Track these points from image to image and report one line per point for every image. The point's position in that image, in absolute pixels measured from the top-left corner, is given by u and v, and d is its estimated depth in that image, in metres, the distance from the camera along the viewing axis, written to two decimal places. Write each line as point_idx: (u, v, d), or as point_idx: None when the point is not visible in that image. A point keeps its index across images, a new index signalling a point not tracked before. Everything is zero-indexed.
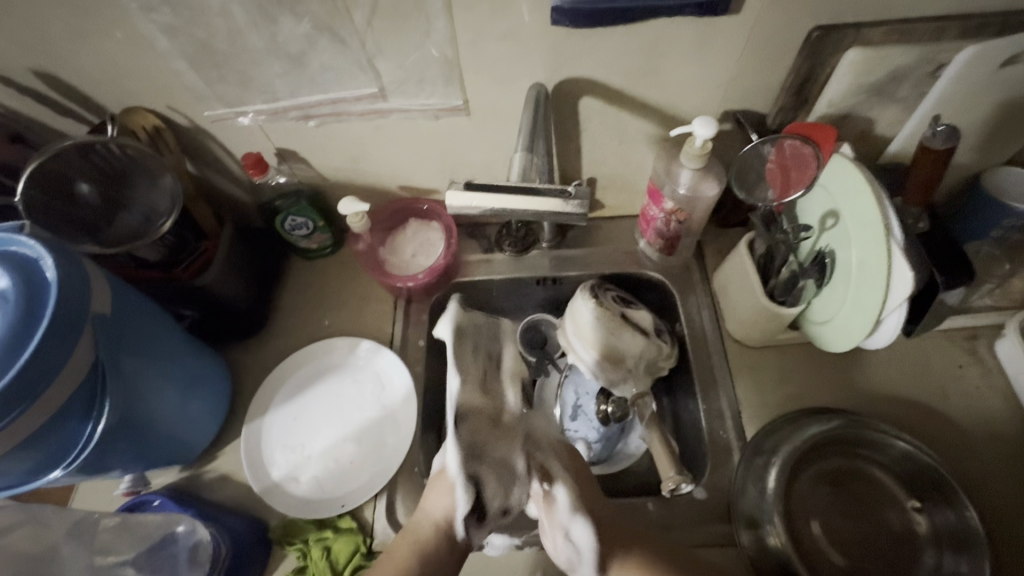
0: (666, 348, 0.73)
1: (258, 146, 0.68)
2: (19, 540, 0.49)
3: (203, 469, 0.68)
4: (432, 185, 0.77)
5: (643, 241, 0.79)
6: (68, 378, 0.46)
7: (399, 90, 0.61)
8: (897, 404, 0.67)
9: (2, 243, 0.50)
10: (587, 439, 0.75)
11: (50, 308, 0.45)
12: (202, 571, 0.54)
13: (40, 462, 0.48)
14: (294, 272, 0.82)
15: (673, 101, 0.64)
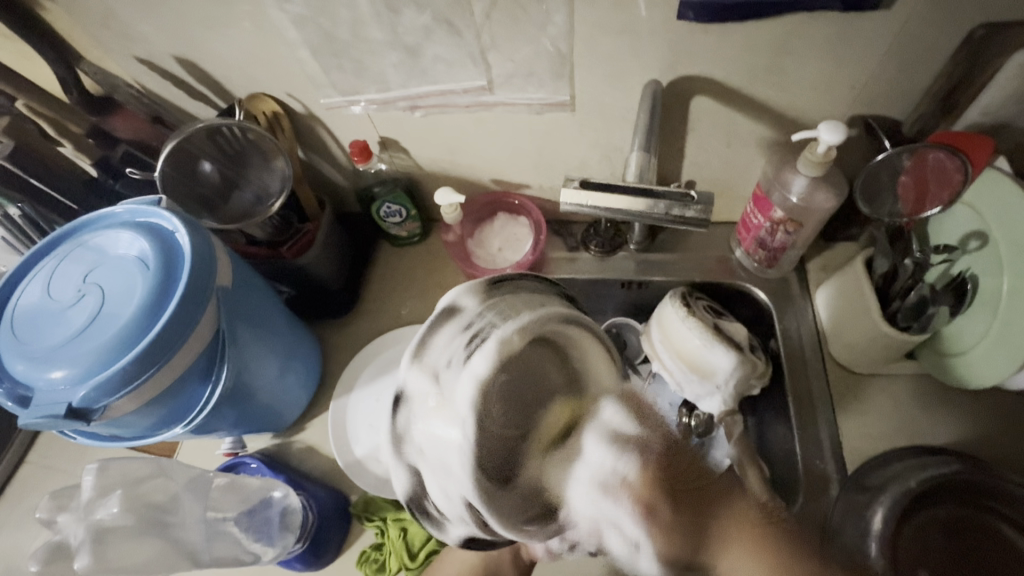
0: (760, 366, 0.68)
1: (365, 134, 0.70)
2: (150, 491, 0.51)
3: (292, 439, 0.72)
4: (524, 180, 0.76)
5: (740, 250, 0.75)
6: (196, 342, 0.50)
7: (507, 84, 0.61)
8: None
9: (142, 214, 0.54)
10: None
11: (185, 276, 0.49)
12: (292, 536, 0.58)
13: (164, 417, 0.52)
14: (382, 257, 0.85)
15: (795, 103, 0.59)
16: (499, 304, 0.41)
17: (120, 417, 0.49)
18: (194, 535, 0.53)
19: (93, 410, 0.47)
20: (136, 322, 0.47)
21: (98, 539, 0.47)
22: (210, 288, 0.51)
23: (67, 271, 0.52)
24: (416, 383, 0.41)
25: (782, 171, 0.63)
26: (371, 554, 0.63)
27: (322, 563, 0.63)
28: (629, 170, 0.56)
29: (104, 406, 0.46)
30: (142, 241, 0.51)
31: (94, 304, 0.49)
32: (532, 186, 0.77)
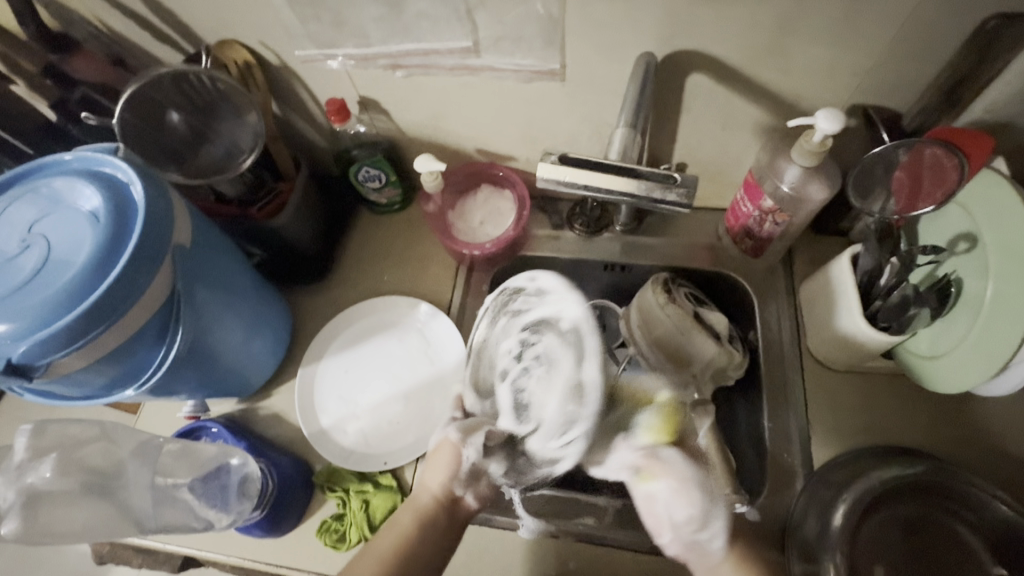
0: (738, 357, 0.67)
1: (343, 93, 0.66)
2: (91, 453, 0.50)
3: (258, 405, 0.71)
4: (511, 152, 0.73)
5: (727, 238, 0.74)
6: (146, 304, 0.47)
7: (494, 47, 0.57)
8: (995, 455, 0.60)
9: (96, 164, 0.51)
10: None
11: (137, 231, 0.46)
12: (249, 504, 0.56)
13: (114, 379, 0.50)
14: (360, 224, 0.82)
15: (795, 88, 0.56)
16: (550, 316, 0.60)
17: (66, 376, 0.46)
18: (142, 501, 0.52)
19: (35, 367, 0.44)
20: (83, 277, 0.44)
21: (29, 500, 0.47)
22: (165, 245, 0.48)
23: (14, 221, 0.48)
24: (442, 430, 0.61)
25: (775, 159, 0.61)
26: (331, 524, 0.62)
27: (281, 531, 0.62)
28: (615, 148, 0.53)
29: (47, 363, 0.44)
30: (94, 194, 0.48)
31: (38, 257, 0.46)
32: (519, 159, 0.74)
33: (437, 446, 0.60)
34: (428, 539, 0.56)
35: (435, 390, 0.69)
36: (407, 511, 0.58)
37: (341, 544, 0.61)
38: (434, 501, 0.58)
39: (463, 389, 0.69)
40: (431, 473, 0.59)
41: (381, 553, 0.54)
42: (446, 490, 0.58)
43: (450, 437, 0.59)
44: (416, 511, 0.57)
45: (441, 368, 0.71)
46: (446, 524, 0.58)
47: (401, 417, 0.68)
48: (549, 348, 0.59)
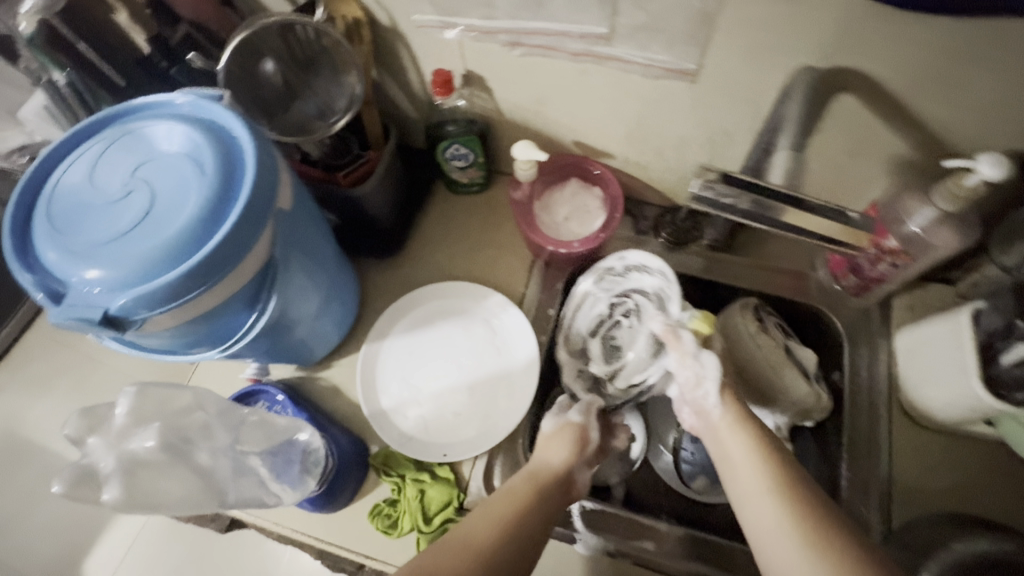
0: (824, 400, 0.64)
1: (450, 64, 0.63)
2: (181, 420, 0.47)
3: (317, 374, 0.69)
4: (610, 148, 0.69)
5: (825, 270, 0.70)
6: (246, 268, 0.45)
7: (630, 36, 0.53)
8: None
9: (202, 111, 0.48)
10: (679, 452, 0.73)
11: (245, 191, 0.44)
12: (309, 481, 0.55)
13: (201, 339, 0.48)
14: (436, 201, 0.79)
15: (952, 126, 0.52)
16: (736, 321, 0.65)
17: (158, 331, 0.45)
18: (222, 471, 0.49)
19: (129, 321, 0.42)
20: (189, 235, 0.42)
21: (129, 468, 0.43)
22: (271, 208, 0.45)
23: (116, 160, 0.46)
24: (556, 415, 0.63)
25: (905, 197, 0.56)
26: (384, 509, 0.61)
27: (333, 507, 0.61)
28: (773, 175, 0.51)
29: (143, 318, 0.42)
30: (200, 143, 0.45)
31: (143, 206, 0.43)
32: (617, 156, 0.70)
33: (550, 430, 0.60)
34: (548, 496, 0.51)
35: (501, 387, 0.67)
36: (520, 476, 0.53)
37: (392, 531, 0.60)
38: (555, 474, 0.54)
39: (530, 390, 0.66)
40: (553, 448, 0.57)
41: (501, 516, 0.47)
42: (568, 466, 0.55)
43: (573, 420, 0.61)
44: (529, 474, 0.53)
45: (509, 366, 0.68)
46: (561, 496, 0.53)
47: (464, 409, 0.66)
48: (639, 305, 0.69)
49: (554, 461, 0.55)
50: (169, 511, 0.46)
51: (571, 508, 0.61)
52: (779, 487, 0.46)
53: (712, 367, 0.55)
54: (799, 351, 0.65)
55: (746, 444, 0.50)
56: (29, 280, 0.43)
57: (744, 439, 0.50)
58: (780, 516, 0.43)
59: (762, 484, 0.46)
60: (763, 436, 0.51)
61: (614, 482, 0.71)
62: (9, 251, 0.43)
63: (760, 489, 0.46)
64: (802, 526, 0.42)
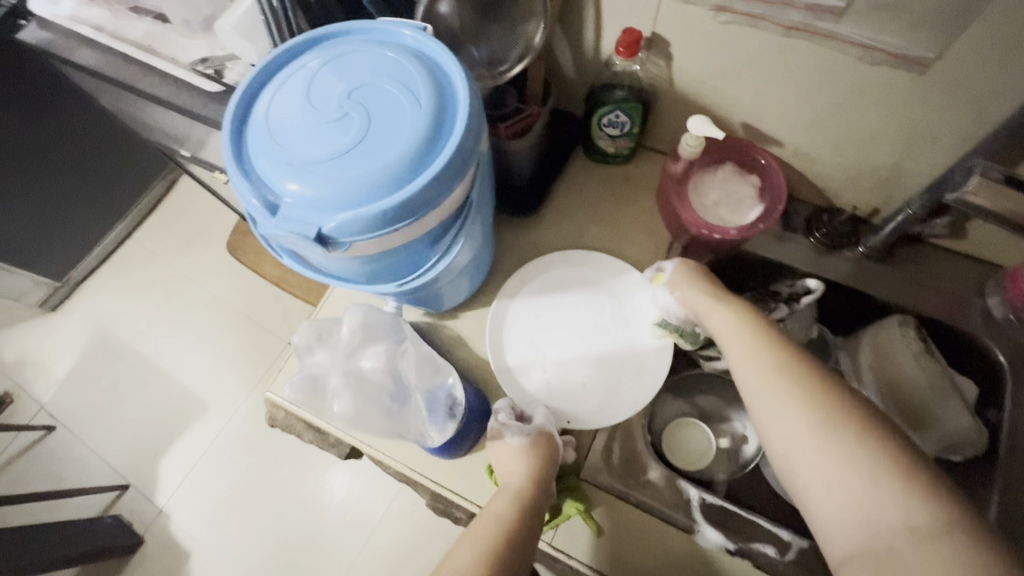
0: (980, 437, 0.59)
1: (637, 24, 0.60)
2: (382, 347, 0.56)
3: (444, 324, 0.70)
4: (785, 136, 0.65)
5: (995, 298, 0.64)
6: (443, 209, 0.44)
7: (867, 12, 0.48)
8: None
9: (413, 43, 0.47)
10: None
11: (459, 131, 0.43)
12: (451, 423, 0.54)
13: (381, 272, 0.49)
14: (576, 167, 0.77)
15: None
16: (893, 329, 0.63)
17: (352, 257, 0.45)
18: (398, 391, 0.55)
19: (335, 242, 0.43)
20: (405, 166, 0.42)
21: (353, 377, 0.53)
22: (476, 152, 0.45)
23: (328, 81, 0.45)
24: (517, 427, 0.59)
25: None
26: None
27: (453, 455, 0.61)
28: None
29: (349, 242, 0.43)
30: (414, 75, 0.45)
31: (357, 129, 0.43)
32: (789, 146, 0.66)
33: (518, 445, 0.57)
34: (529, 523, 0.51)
35: (628, 365, 0.66)
36: (506, 500, 0.53)
37: None
38: (527, 487, 0.54)
39: (659, 375, 0.65)
40: (515, 466, 0.56)
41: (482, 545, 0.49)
42: (531, 475, 0.55)
43: (545, 429, 0.59)
44: (514, 500, 0.53)
45: (638, 346, 0.66)
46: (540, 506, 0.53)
47: (589, 381, 0.65)
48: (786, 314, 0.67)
49: (517, 476, 0.55)
50: (371, 425, 0.54)
51: (690, 495, 0.60)
52: (775, 386, 0.46)
53: (670, 301, 0.62)
54: (959, 380, 0.62)
55: (747, 342, 0.51)
56: (245, 187, 0.44)
57: (740, 326, 0.53)
58: (780, 405, 0.46)
59: (768, 386, 0.47)
60: (777, 338, 0.50)
61: (720, 479, 0.69)
62: (229, 157, 0.44)
63: (778, 398, 0.46)
64: (832, 422, 0.43)
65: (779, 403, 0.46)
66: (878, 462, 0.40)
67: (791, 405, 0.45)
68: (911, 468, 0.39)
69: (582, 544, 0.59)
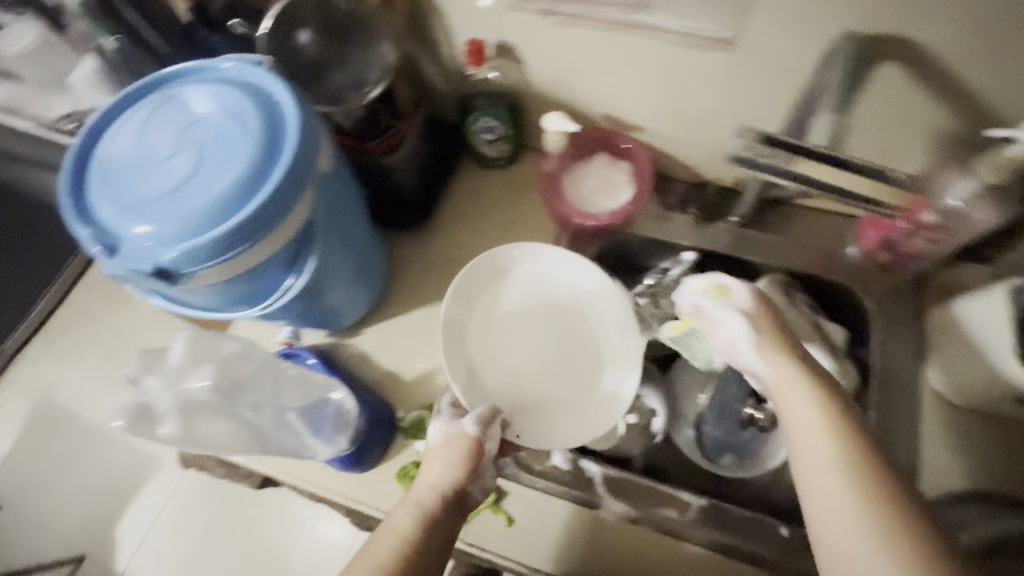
0: (850, 377, 0.63)
1: (482, 34, 0.63)
2: (239, 366, 0.54)
3: (347, 342, 0.71)
4: (642, 122, 0.68)
5: (854, 248, 0.69)
6: (284, 231, 0.46)
7: (669, 2, 0.52)
8: None
9: (244, 75, 0.49)
10: (708, 430, 0.70)
11: (289, 154, 0.45)
12: (344, 435, 0.55)
13: (240, 299, 0.50)
14: (464, 174, 0.79)
15: (1003, 95, 0.50)
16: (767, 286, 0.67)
17: (200, 288, 0.46)
18: (266, 421, 0.55)
19: (179, 275, 0.44)
20: (235, 193, 0.44)
21: (187, 411, 0.51)
22: (313, 172, 0.47)
23: (164, 122, 0.47)
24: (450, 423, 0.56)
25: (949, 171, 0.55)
26: (411, 471, 0.63)
27: (362, 469, 0.63)
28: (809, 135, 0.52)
29: (191, 273, 0.44)
30: (245, 107, 0.47)
31: (191, 164, 0.45)
32: (648, 131, 0.70)
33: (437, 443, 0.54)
34: (435, 537, 0.48)
35: (591, 381, 0.65)
36: (405, 511, 0.49)
37: None
38: (441, 494, 0.50)
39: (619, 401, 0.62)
40: (431, 467, 0.53)
41: (378, 559, 0.45)
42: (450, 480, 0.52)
43: (467, 432, 0.55)
44: (419, 511, 0.49)
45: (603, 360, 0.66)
46: (453, 513, 0.51)
47: (551, 390, 0.65)
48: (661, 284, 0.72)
49: (435, 480, 0.52)
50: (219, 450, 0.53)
51: (591, 472, 0.62)
52: (854, 481, 0.38)
53: (738, 330, 0.53)
54: (826, 325, 0.66)
55: (817, 411, 0.43)
56: (85, 233, 0.45)
57: (816, 397, 0.44)
58: (835, 485, 0.39)
59: (822, 426, 0.42)
60: (819, 394, 0.44)
61: (635, 454, 0.71)
62: (68, 207, 0.45)
63: (811, 435, 0.42)
64: (857, 467, 0.39)
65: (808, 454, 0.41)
66: (862, 492, 0.38)
67: (829, 442, 0.41)
68: (908, 523, 0.36)
69: (494, 534, 0.63)
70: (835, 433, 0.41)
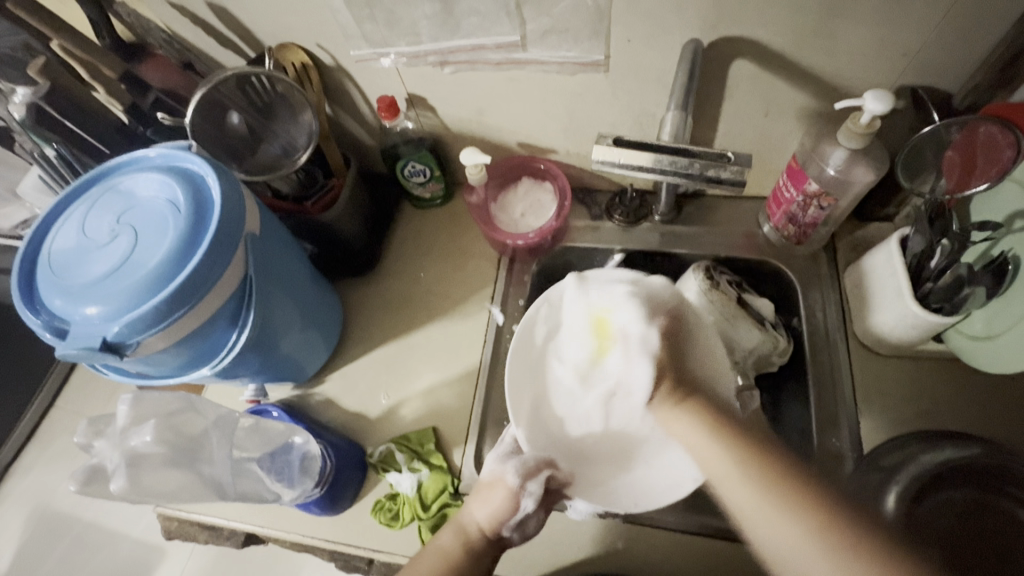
0: (782, 343, 0.69)
1: (391, 90, 0.70)
2: (181, 422, 0.54)
3: (312, 390, 0.75)
4: (552, 144, 0.75)
5: (768, 225, 0.73)
6: (221, 289, 0.51)
7: (540, 40, 0.59)
8: None
9: (171, 158, 0.54)
10: None
11: (215, 221, 0.50)
12: (310, 479, 0.61)
13: (192, 359, 0.54)
14: (405, 218, 0.85)
15: (842, 70, 0.57)
16: (694, 276, 0.70)
17: (150, 355, 0.51)
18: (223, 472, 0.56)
19: (126, 345, 0.48)
20: (167, 264, 0.48)
21: (135, 463, 0.50)
22: (239, 233, 0.52)
23: (103, 212, 0.52)
24: (499, 463, 0.58)
25: (820, 143, 0.61)
26: (385, 503, 0.65)
27: (338, 509, 0.65)
28: (664, 129, 0.55)
29: (136, 342, 0.48)
30: (175, 186, 0.52)
31: (128, 245, 0.50)
32: (560, 151, 0.76)
33: (486, 480, 0.57)
34: (473, 561, 0.53)
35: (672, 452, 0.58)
36: (451, 531, 0.55)
37: (395, 523, 0.64)
38: (483, 532, 0.55)
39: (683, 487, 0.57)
40: (478, 505, 0.55)
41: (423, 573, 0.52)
42: (490, 522, 0.54)
43: (509, 482, 0.55)
44: (459, 530, 0.55)
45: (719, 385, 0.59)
46: (494, 547, 0.55)
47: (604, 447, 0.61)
48: None
49: (478, 518, 0.55)
50: (174, 501, 0.53)
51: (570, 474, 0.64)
52: (766, 499, 0.44)
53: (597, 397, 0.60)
54: (752, 300, 0.70)
55: (729, 458, 0.48)
56: (37, 323, 0.49)
57: (694, 436, 0.52)
58: (755, 500, 0.44)
59: (731, 467, 0.47)
60: (730, 432, 0.50)
61: None
62: (20, 302, 0.50)
63: (753, 488, 0.45)
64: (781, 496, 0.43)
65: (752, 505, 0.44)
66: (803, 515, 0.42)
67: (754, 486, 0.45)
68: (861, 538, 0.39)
69: None
70: (725, 452, 0.48)
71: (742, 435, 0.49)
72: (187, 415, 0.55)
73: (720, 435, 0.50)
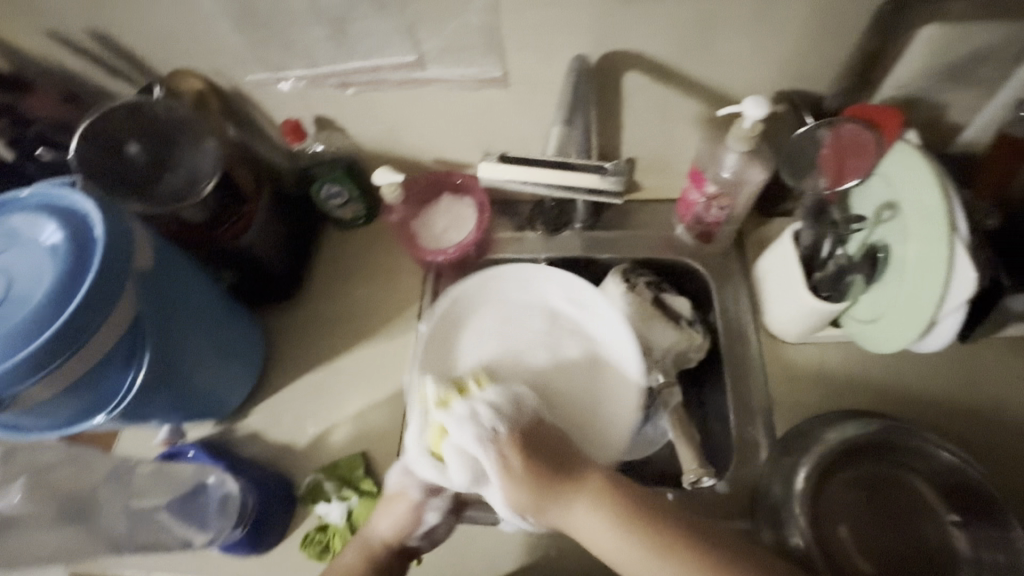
0: (697, 339, 0.71)
1: (297, 112, 0.69)
2: (65, 478, 0.52)
3: (236, 425, 0.72)
4: (467, 159, 0.75)
5: (681, 226, 0.76)
6: (112, 329, 0.49)
7: (438, 59, 0.60)
8: (937, 394, 0.64)
9: (49, 197, 0.52)
10: None
11: (97, 259, 0.47)
12: (230, 520, 0.59)
13: (88, 404, 0.51)
14: (328, 240, 0.83)
15: (723, 78, 0.60)
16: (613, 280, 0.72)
17: (38, 405, 0.47)
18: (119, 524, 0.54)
19: (3, 399, 0.45)
20: (43, 311, 0.45)
21: (7, 524, 0.49)
22: (127, 271, 0.49)
23: None
24: (404, 473, 0.56)
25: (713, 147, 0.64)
26: (315, 536, 0.63)
27: (266, 547, 0.63)
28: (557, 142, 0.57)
29: (15, 394, 0.45)
30: (55, 227, 0.49)
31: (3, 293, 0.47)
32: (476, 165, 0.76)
33: (390, 493, 0.56)
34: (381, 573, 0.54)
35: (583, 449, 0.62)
36: (355, 549, 0.55)
37: (325, 555, 0.62)
38: (388, 546, 0.55)
39: None
40: (382, 517, 0.56)
41: None
42: (397, 534, 0.55)
43: (410, 495, 0.55)
44: (364, 548, 0.55)
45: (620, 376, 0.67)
46: (401, 556, 0.56)
47: None
48: None
49: (387, 532, 0.55)
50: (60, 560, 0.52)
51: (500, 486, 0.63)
52: (668, 564, 0.48)
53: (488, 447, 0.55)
54: (668, 298, 0.73)
55: (629, 539, 0.49)
56: None
57: (590, 509, 0.50)
58: (675, 564, 0.47)
59: (636, 550, 0.49)
60: (638, 517, 0.49)
61: None
62: None
63: (656, 562, 0.48)
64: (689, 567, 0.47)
65: (666, 567, 0.48)
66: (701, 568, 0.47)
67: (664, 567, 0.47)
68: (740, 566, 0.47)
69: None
70: (614, 520, 0.49)
71: (637, 509, 0.50)
72: (71, 470, 0.53)
73: (612, 512, 0.50)
